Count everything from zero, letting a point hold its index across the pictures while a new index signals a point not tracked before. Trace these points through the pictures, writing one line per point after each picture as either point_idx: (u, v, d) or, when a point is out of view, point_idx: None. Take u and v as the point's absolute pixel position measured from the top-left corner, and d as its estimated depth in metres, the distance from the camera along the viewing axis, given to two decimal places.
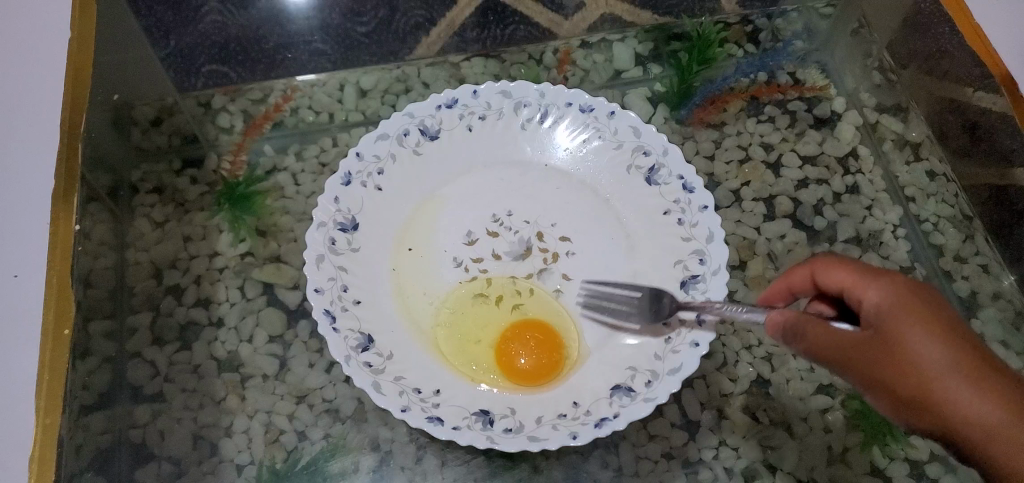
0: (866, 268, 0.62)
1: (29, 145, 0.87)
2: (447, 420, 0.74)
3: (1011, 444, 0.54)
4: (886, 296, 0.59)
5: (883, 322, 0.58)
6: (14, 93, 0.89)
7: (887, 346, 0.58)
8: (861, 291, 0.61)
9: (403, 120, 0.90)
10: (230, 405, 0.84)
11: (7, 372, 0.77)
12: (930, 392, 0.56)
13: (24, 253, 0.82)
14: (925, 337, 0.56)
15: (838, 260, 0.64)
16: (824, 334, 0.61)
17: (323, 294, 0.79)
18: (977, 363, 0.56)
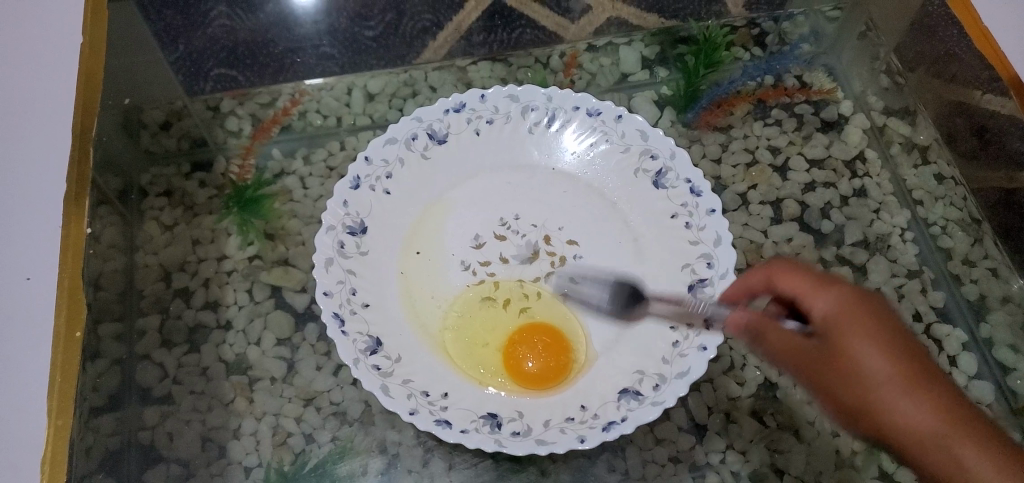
0: (818, 276, 0.64)
1: (39, 148, 0.87)
2: (455, 423, 0.75)
3: (944, 451, 0.57)
4: (834, 304, 0.62)
5: (831, 330, 0.62)
6: (26, 98, 0.90)
7: (834, 354, 0.61)
8: (812, 300, 0.64)
9: (411, 124, 0.90)
10: (238, 407, 0.85)
11: (17, 375, 0.78)
12: (869, 398, 0.60)
13: (34, 256, 0.83)
14: (867, 347, 0.60)
15: (793, 267, 0.66)
16: (776, 337, 0.64)
17: (332, 298, 0.79)
18: (915, 371, 0.59)
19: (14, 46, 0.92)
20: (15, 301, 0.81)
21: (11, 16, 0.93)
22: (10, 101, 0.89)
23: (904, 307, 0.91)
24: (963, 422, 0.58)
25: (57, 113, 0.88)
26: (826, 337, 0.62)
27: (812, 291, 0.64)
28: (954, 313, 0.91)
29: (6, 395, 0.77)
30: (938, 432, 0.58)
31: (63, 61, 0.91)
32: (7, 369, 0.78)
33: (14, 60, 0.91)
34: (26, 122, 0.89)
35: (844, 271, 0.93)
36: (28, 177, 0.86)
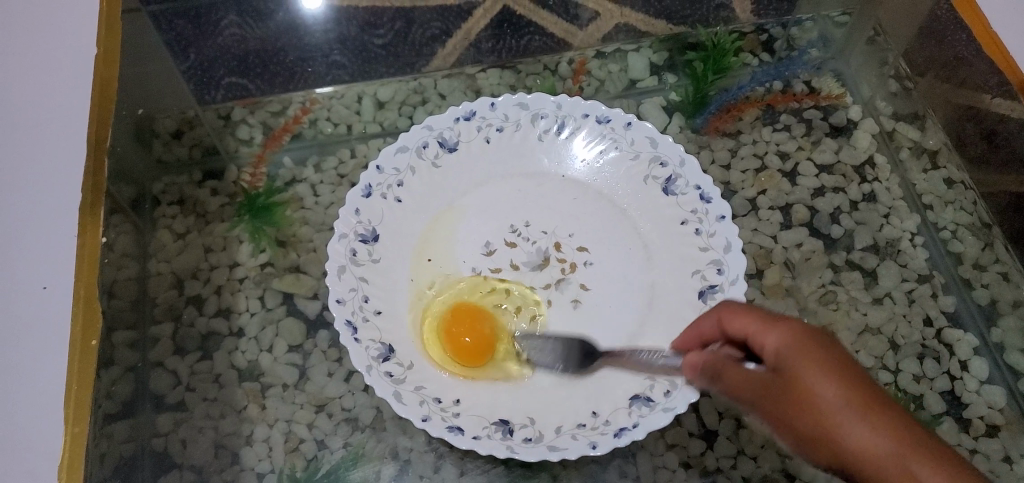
0: (766, 314, 0.64)
1: (54, 162, 0.88)
2: (468, 429, 0.75)
3: (908, 472, 0.53)
4: (783, 339, 0.60)
5: (781, 361, 0.60)
6: (43, 108, 0.91)
7: (787, 385, 0.59)
8: (762, 337, 0.62)
9: (422, 133, 0.90)
10: (251, 414, 0.85)
11: (36, 383, 0.79)
12: (820, 427, 0.57)
13: (50, 268, 0.83)
14: (819, 377, 0.57)
15: (742, 308, 0.66)
16: (732, 373, 0.64)
17: (345, 305, 0.80)
18: (868, 399, 0.56)
19: (28, 60, 0.93)
20: (31, 312, 0.82)
21: (26, 27, 0.94)
22: (27, 111, 0.91)
23: (913, 312, 0.92)
24: (923, 448, 0.54)
25: (71, 128, 0.89)
26: (776, 369, 0.60)
27: (760, 325, 0.63)
28: (965, 318, 0.91)
29: (23, 404, 0.78)
30: (897, 460, 0.53)
31: (76, 74, 0.91)
32: (26, 379, 0.79)
33: (29, 73, 0.92)
34: (41, 136, 0.89)
35: (853, 276, 0.94)
36: (42, 190, 0.87)
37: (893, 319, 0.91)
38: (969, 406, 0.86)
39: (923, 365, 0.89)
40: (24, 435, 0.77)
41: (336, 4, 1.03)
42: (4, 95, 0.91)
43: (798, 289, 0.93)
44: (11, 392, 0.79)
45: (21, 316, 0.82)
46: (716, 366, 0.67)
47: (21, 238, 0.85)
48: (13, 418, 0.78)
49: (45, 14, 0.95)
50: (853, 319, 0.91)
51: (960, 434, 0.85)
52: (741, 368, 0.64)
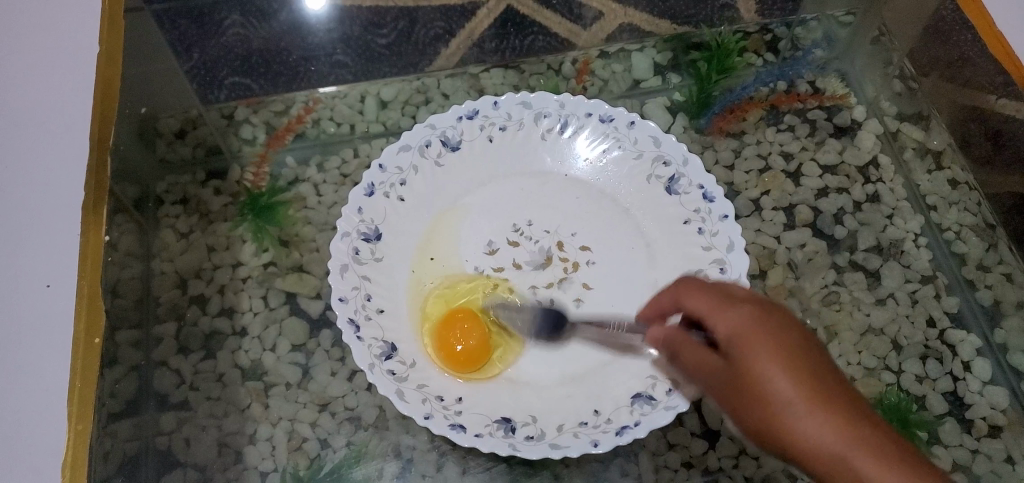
0: (723, 294, 0.65)
1: (59, 164, 0.88)
2: (470, 427, 0.76)
3: (850, 470, 0.57)
4: (736, 326, 0.62)
5: (735, 349, 0.62)
6: (48, 108, 0.91)
7: (739, 375, 0.61)
8: (715, 319, 0.64)
9: (424, 132, 0.91)
10: (254, 413, 0.86)
11: (41, 380, 0.79)
12: (772, 419, 0.60)
13: (55, 269, 0.83)
14: (771, 372, 0.60)
15: (700, 286, 0.67)
16: (687, 351, 0.66)
17: (347, 304, 0.80)
18: (818, 395, 0.59)
19: (32, 62, 0.93)
20: (38, 312, 0.82)
21: (31, 26, 0.94)
22: (32, 110, 0.91)
23: (916, 313, 0.91)
24: (871, 446, 0.57)
25: (76, 130, 0.89)
26: (729, 357, 0.62)
27: (716, 308, 0.64)
28: (969, 319, 0.90)
29: (29, 402, 0.78)
30: (844, 450, 0.57)
31: (80, 76, 0.91)
32: (32, 376, 0.79)
33: (35, 72, 0.92)
34: (47, 138, 0.90)
35: (857, 277, 0.94)
36: (48, 192, 0.87)
37: (896, 320, 0.91)
38: (972, 407, 0.86)
39: (926, 366, 0.89)
40: (28, 432, 0.77)
41: (338, 5, 1.03)
42: (10, 94, 0.91)
43: (802, 290, 0.93)
44: (15, 390, 0.79)
45: (28, 315, 0.82)
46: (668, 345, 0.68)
47: (26, 240, 0.85)
48: (19, 415, 0.78)
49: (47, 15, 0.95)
50: (856, 320, 0.91)
51: (962, 434, 0.85)
52: (696, 348, 0.65)
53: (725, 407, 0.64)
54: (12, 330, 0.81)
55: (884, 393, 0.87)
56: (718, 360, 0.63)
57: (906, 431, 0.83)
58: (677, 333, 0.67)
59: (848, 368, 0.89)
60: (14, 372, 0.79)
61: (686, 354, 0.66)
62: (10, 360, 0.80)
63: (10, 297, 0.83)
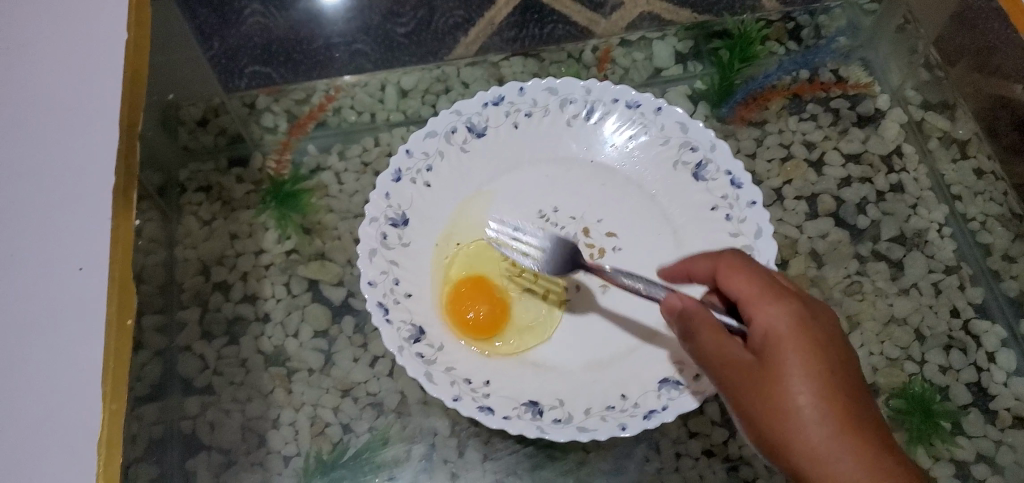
0: (768, 287, 0.66)
1: (66, 133, 0.80)
2: (497, 410, 0.76)
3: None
4: (778, 324, 0.63)
5: (768, 346, 0.63)
6: (56, 77, 0.83)
7: (767, 375, 0.62)
8: (756, 312, 0.65)
9: (450, 118, 0.90)
10: (278, 398, 0.87)
11: (67, 363, 0.72)
12: (792, 425, 0.60)
13: (67, 247, 0.76)
14: (802, 379, 0.60)
15: (745, 275, 0.67)
16: (709, 337, 0.65)
17: (376, 287, 0.80)
18: (842, 411, 0.60)
19: (27, 22, 0.84)
20: (48, 293, 0.75)
21: None
22: (33, 80, 0.82)
23: (941, 302, 0.91)
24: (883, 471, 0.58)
25: (88, 97, 0.81)
26: (759, 353, 0.63)
27: (757, 301, 0.65)
28: (994, 309, 0.90)
29: (43, 389, 0.71)
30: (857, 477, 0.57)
31: (92, 42, 0.83)
32: (43, 362, 0.72)
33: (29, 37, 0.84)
34: (54, 109, 0.81)
35: (879, 267, 0.93)
36: (55, 165, 0.79)
37: (919, 310, 0.90)
38: (996, 397, 0.86)
39: (949, 356, 0.88)
40: (44, 421, 0.70)
41: None
42: (7, 61, 0.83)
43: (823, 279, 0.93)
44: (22, 379, 0.72)
45: (36, 297, 0.75)
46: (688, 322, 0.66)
47: (30, 215, 0.77)
48: (47, 399, 0.71)
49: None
50: (879, 310, 0.91)
51: (986, 425, 0.84)
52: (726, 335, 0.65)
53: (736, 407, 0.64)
54: (16, 314, 0.74)
55: (908, 383, 0.86)
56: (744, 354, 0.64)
57: (928, 422, 0.84)
58: (699, 308, 0.66)
59: (870, 358, 0.88)
60: (19, 359, 0.72)
61: (698, 338, 0.65)
62: (15, 347, 0.73)
63: (9, 278, 0.75)
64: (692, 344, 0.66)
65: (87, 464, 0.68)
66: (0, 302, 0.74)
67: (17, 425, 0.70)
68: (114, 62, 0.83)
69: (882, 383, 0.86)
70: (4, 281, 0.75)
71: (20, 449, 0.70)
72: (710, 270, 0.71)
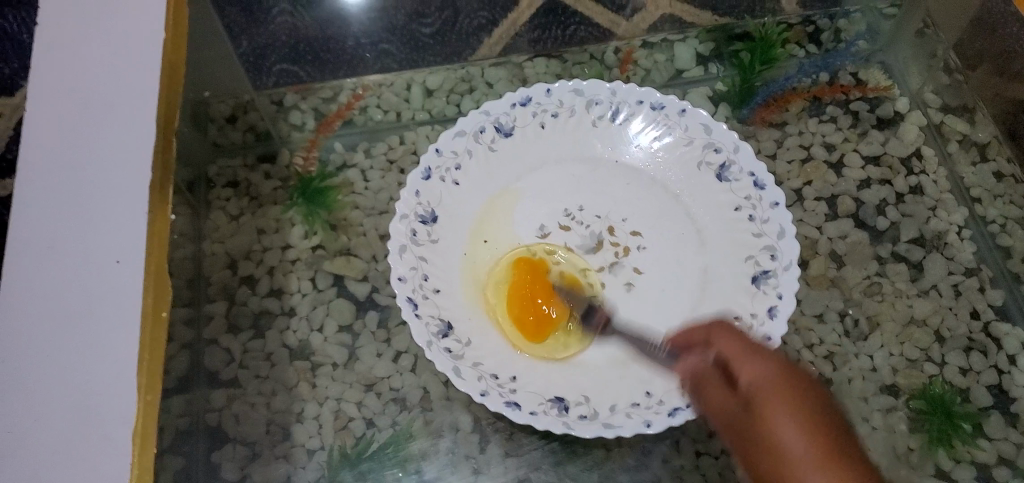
0: (750, 343, 0.68)
1: (102, 126, 0.81)
2: (525, 405, 0.78)
3: None
4: (758, 374, 0.65)
5: (755, 395, 0.64)
6: (96, 72, 0.84)
7: (752, 419, 0.63)
8: (740, 366, 0.67)
9: (479, 118, 0.92)
10: (302, 391, 0.89)
11: (105, 351, 0.73)
12: (780, 464, 0.60)
13: (102, 240, 0.77)
14: (785, 420, 0.61)
15: (733, 333, 0.70)
16: (713, 390, 0.69)
17: (406, 283, 0.82)
18: (832, 455, 0.58)
19: (70, 15, 0.85)
20: (83, 284, 0.76)
21: None
22: (77, 74, 0.84)
23: (960, 305, 0.91)
24: None
25: (124, 91, 0.82)
26: (748, 403, 0.64)
27: (739, 357, 0.67)
28: (1012, 310, 0.91)
29: (77, 379, 0.73)
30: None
31: (130, 38, 0.84)
32: (78, 352, 0.74)
33: (71, 33, 0.85)
34: (94, 104, 0.82)
35: (899, 268, 0.94)
36: (90, 158, 0.80)
37: (939, 311, 0.91)
38: (1016, 399, 0.86)
39: (969, 358, 0.89)
40: (80, 411, 0.72)
41: None
42: (54, 55, 0.84)
43: (842, 280, 0.93)
44: (60, 369, 0.74)
45: (71, 288, 0.76)
46: (698, 381, 0.72)
47: (68, 208, 0.79)
48: (89, 386, 0.72)
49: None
50: (899, 311, 0.91)
51: (1006, 428, 0.85)
52: (722, 388, 0.68)
53: (744, 455, 0.65)
54: (54, 304, 0.76)
55: (928, 384, 0.87)
56: (738, 402, 0.65)
57: (949, 422, 0.84)
58: (707, 366, 0.71)
59: (890, 359, 0.89)
60: (56, 349, 0.74)
61: (710, 391, 0.69)
62: (53, 336, 0.75)
63: (49, 269, 0.77)
64: (704, 400, 0.71)
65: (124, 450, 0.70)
66: (46, 291, 0.76)
67: (56, 413, 0.72)
68: (150, 60, 0.83)
69: (902, 384, 0.87)
70: (42, 272, 0.77)
71: (58, 438, 0.72)
72: (704, 336, 0.72)
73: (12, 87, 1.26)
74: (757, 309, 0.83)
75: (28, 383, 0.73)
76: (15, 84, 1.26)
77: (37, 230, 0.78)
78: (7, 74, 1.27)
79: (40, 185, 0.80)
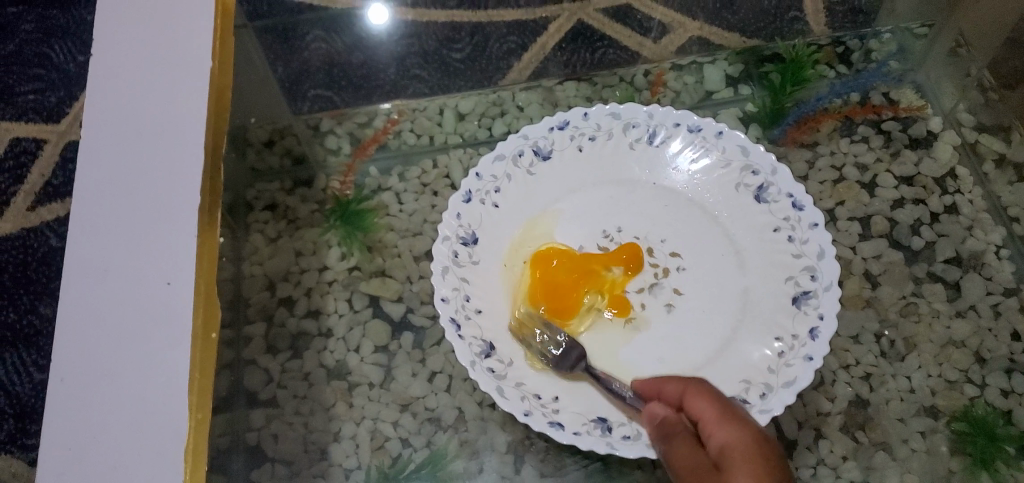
0: (727, 411, 0.68)
1: (154, 151, 0.84)
2: (568, 425, 0.79)
3: None
4: (731, 437, 0.65)
5: (725, 458, 0.64)
6: (147, 99, 0.87)
7: (716, 477, 0.63)
8: (714, 429, 0.67)
9: (518, 142, 0.94)
10: (339, 411, 0.90)
11: (159, 371, 0.75)
12: None
13: (155, 262, 0.79)
14: (743, 478, 0.61)
15: (709, 395, 0.70)
16: (681, 447, 0.68)
17: (449, 304, 0.84)
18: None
19: (127, 47, 0.90)
20: (135, 305, 0.78)
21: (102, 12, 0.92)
22: (130, 102, 0.87)
23: (1000, 326, 0.90)
24: None
25: (174, 118, 0.85)
26: (716, 465, 0.64)
27: (717, 420, 0.67)
28: None
29: (130, 398, 0.75)
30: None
31: (179, 66, 0.87)
32: (131, 371, 0.76)
33: (127, 64, 0.89)
34: (145, 130, 0.85)
35: (936, 288, 0.94)
36: (142, 182, 0.83)
37: (978, 332, 0.90)
38: None
39: (1011, 379, 0.87)
40: (133, 429, 0.74)
41: (404, 19, 1.06)
42: (110, 85, 0.88)
43: (878, 300, 0.93)
44: (115, 387, 0.76)
45: (124, 308, 0.78)
46: (666, 431, 0.71)
47: (122, 230, 0.82)
48: (142, 403, 0.74)
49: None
50: (936, 332, 0.91)
51: None
52: (690, 449, 0.68)
53: None
54: (109, 324, 0.78)
55: (969, 406, 0.86)
56: (703, 461, 0.65)
57: (993, 445, 0.82)
58: (677, 419, 0.71)
59: (928, 380, 0.88)
60: (112, 368, 0.76)
61: (678, 454, 0.68)
62: (110, 355, 0.77)
63: (103, 290, 0.79)
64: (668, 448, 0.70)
65: (176, 467, 0.71)
66: (102, 312, 0.79)
67: (110, 430, 0.74)
68: (198, 87, 0.86)
69: (941, 405, 0.87)
70: (98, 293, 0.79)
71: (111, 455, 0.73)
72: (677, 393, 0.73)
73: (58, 114, 1.29)
74: (799, 329, 0.83)
75: (86, 401, 0.76)
76: (61, 111, 1.29)
77: (93, 252, 0.81)
78: (54, 101, 1.30)
79: (97, 209, 0.83)
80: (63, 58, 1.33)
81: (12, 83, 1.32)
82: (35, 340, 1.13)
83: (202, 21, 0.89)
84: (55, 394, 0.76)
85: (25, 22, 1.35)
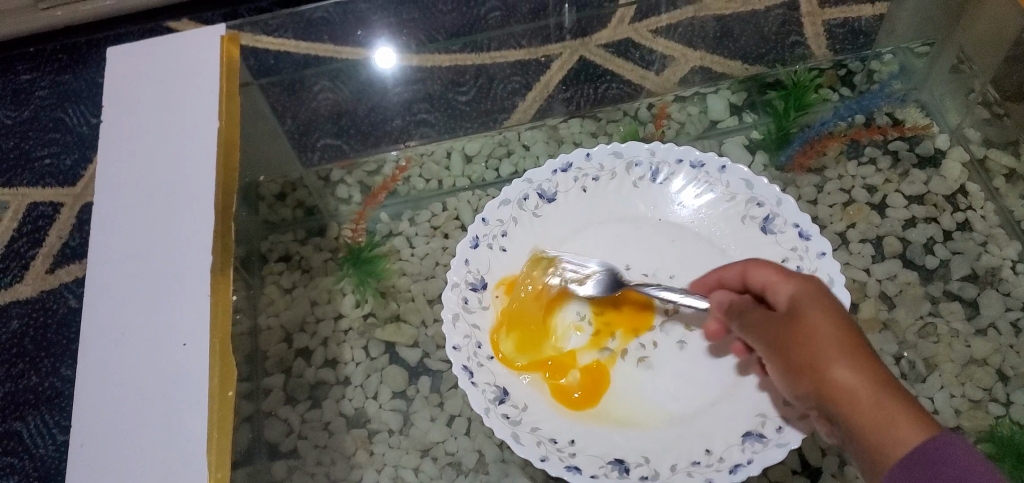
0: (784, 270, 0.72)
1: (167, 213, 0.86)
2: (585, 469, 0.79)
3: (868, 400, 0.60)
4: (796, 291, 0.68)
5: (794, 306, 0.67)
6: (156, 160, 0.89)
7: (792, 325, 0.66)
8: (780, 287, 0.70)
9: (522, 186, 0.96)
10: (359, 460, 0.89)
11: (178, 430, 0.75)
12: (812, 356, 0.63)
13: (169, 324, 0.80)
14: (823, 322, 0.64)
15: (766, 264, 0.74)
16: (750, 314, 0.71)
17: (461, 351, 0.85)
18: (851, 340, 0.63)
19: (136, 112, 0.92)
20: (151, 367, 0.79)
21: (113, 82, 0.95)
22: (140, 165, 0.89)
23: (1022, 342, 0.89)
24: (878, 380, 0.61)
25: (182, 178, 0.87)
26: (789, 316, 0.67)
27: (780, 276, 0.71)
28: None
29: (149, 460, 0.75)
30: (871, 393, 0.61)
31: (187, 126, 0.89)
32: (149, 432, 0.76)
33: (136, 127, 0.91)
34: (154, 191, 0.87)
35: (954, 307, 0.93)
36: (154, 243, 0.85)
37: (999, 349, 0.89)
38: None
39: None
40: None
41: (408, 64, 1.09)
42: (122, 150, 0.90)
43: (895, 322, 0.92)
44: (135, 452, 0.76)
45: (142, 372, 0.79)
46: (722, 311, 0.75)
47: (137, 294, 0.83)
48: (162, 464, 0.75)
49: (152, 67, 0.95)
50: (957, 351, 0.90)
51: None
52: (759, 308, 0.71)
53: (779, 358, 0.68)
54: (127, 387, 0.79)
55: (995, 426, 0.84)
56: (778, 315, 0.68)
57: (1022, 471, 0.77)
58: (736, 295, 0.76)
59: (952, 400, 0.87)
60: (131, 432, 0.77)
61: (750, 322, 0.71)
62: (129, 417, 0.78)
63: (120, 353, 0.81)
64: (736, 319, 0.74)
65: None
66: (120, 375, 0.80)
67: None
68: (205, 145, 0.88)
69: (967, 426, 0.85)
70: (116, 356, 0.81)
71: None
72: (737, 278, 0.77)
73: (72, 177, 1.32)
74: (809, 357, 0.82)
75: (106, 465, 0.76)
76: (75, 174, 1.32)
77: (110, 316, 0.83)
78: (69, 165, 1.33)
79: (112, 273, 0.85)
80: (77, 121, 1.38)
81: (28, 148, 1.34)
82: (58, 402, 1.13)
83: (208, 84, 0.92)
84: (76, 459, 0.77)
85: (40, 89, 1.43)
